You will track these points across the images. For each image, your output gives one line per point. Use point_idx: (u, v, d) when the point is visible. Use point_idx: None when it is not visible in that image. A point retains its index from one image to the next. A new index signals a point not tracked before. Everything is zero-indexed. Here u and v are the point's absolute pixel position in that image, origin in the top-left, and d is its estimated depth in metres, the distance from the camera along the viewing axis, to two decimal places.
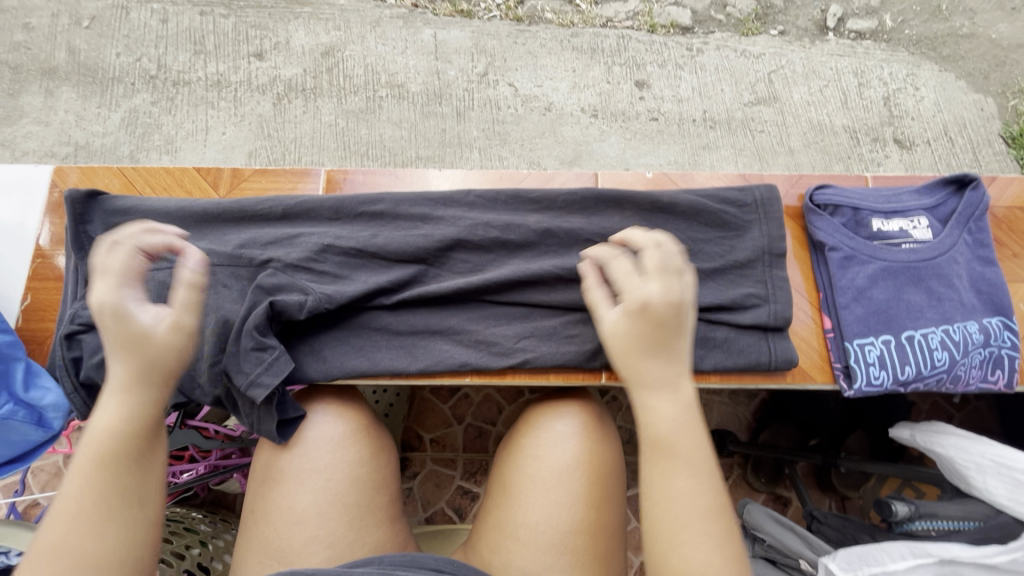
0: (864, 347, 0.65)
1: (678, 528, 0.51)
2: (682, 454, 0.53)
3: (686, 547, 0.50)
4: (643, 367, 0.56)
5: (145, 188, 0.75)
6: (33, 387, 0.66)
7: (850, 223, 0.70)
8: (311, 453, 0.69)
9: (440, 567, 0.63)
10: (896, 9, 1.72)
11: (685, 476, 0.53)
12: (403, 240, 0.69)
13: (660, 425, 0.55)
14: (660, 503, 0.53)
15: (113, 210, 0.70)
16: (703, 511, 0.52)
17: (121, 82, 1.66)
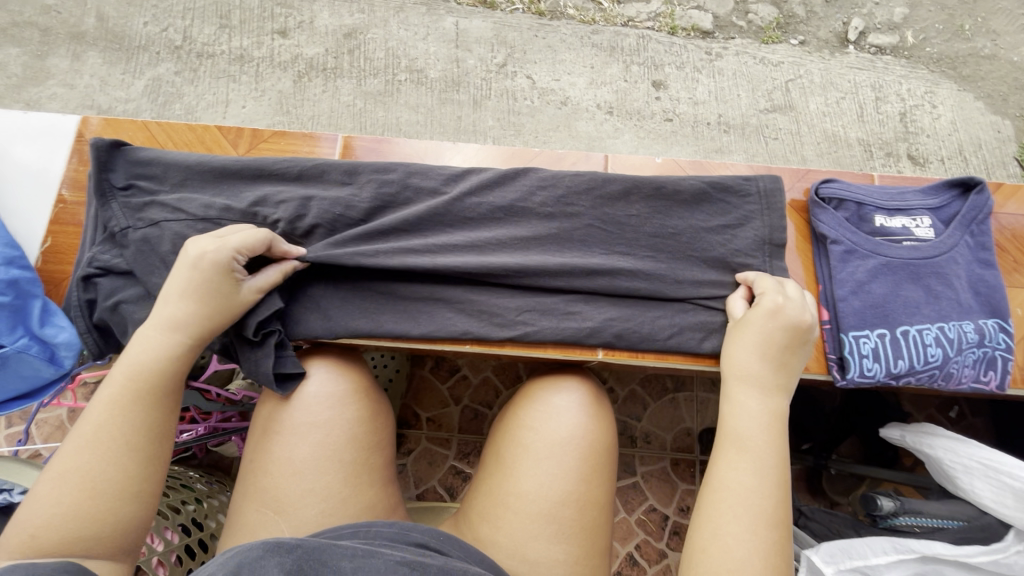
0: (859, 339, 0.66)
1: (724, 518, 0.55)
2: (748, 451, 0.58)
3: (727, 536, 0.54)
4: (744, 371, 0.62)
5: (168, 143, 0.77)
6: (49, 325, 0.67)
7: (853, 218, 0.71)
8: (310, 408, 0.71)
9: (427, 541, 0.63)
10: (919, 26, 1.72)
11: (747, 473, 0.57)
12: (413, 208, 0.69)
13: (737, 423, 0.60)
14: (718, 491, 0.57)
15: (136, 161, 0.72)
16: (749, 509, 0.55)
17: (147, 50, 1.69)
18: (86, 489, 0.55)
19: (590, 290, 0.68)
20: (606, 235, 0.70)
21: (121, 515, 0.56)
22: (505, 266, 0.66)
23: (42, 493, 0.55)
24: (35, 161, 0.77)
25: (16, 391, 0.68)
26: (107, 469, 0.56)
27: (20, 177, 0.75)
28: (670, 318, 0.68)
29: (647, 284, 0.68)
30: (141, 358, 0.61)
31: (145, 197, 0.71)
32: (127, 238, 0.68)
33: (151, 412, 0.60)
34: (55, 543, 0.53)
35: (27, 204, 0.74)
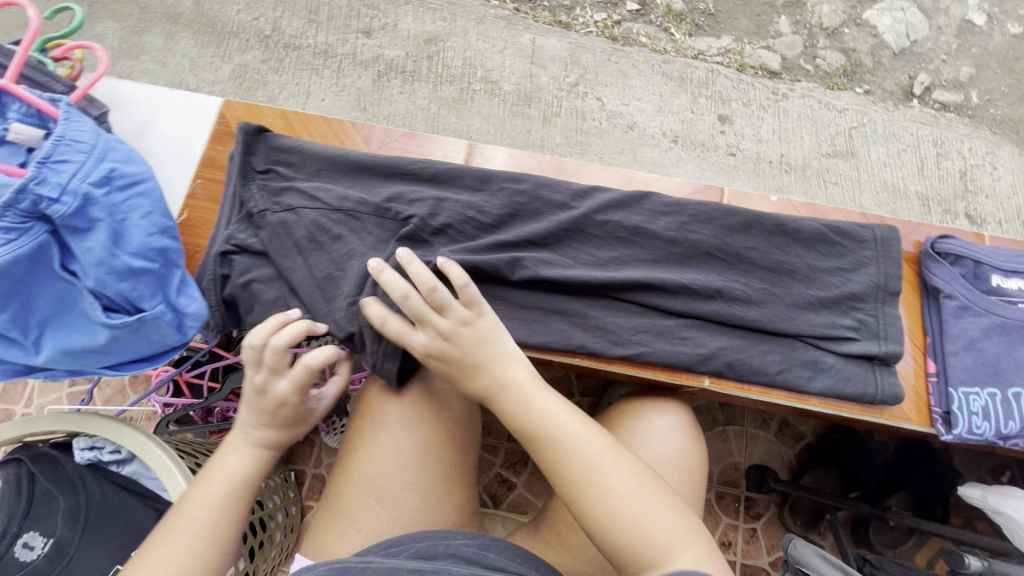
0: (969, 395, 0.69)
1: (592, 477, 0.57)
2: (552, 420, 0.61)
3: (605, 490, 0.56)
4: (474, 377, 0.64)
5: (308, 133, 0.84)
6: (184, 295, 0.68)
7: (969, 275, 0.74)
8: (417, 402, 0.73)
9: (507, 568, 0.61)
10: (984, 87, 1.72)
11: (569, 437, 0.59)
12: (539, 222, 0.73)
13: (523, 408, 0.62)
14: (586, 475, 0.58)
15: (276, 148, 0.77)
16: (601, 457, 0.59)
17: (239, 37, 1.74)
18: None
19: (704, 319, 0.71)
20: (721, 267, 0.72)
21: None
22: (628, 285, 0.70)
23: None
24: (182, 134, 0.82)
25: (138, 353, 0.69)
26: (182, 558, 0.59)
27: (172, 150, 0.81)
28: (780, 353, 0.71)
29: (761, 317, 0.70)
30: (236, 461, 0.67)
31: (282, 182, 0.75)
32: (263, 219, 0.72)
33: (233, 507, 0.65)
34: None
35: (172, 176, 0.80)
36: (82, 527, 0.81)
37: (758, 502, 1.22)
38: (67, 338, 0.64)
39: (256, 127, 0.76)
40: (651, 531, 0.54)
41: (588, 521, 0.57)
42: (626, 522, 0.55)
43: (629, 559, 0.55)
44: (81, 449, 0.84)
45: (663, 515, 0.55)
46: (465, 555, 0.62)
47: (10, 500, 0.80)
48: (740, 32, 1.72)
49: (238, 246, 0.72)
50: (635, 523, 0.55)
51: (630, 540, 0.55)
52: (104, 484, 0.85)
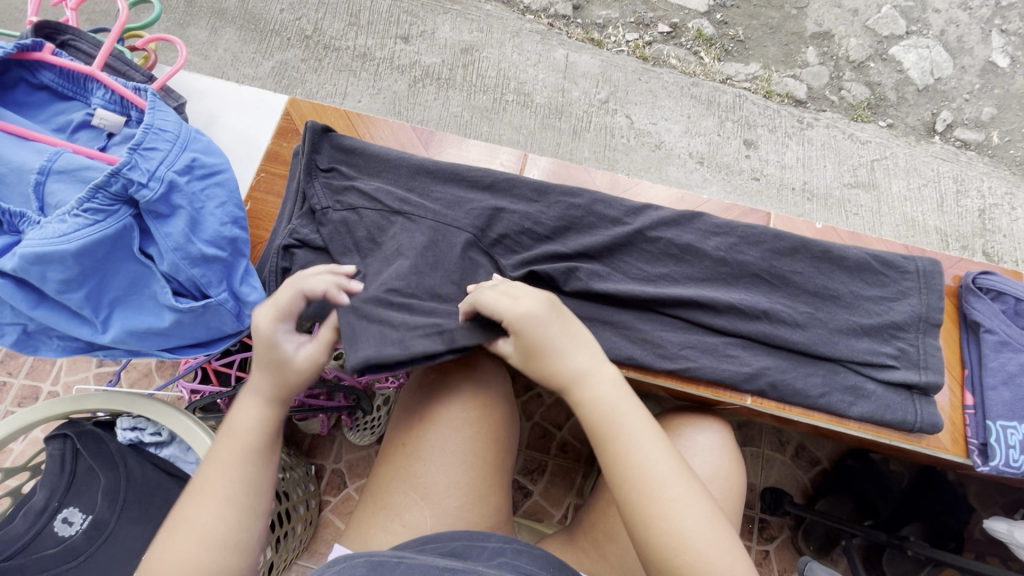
0: (1006, 429, 0.72)
1: (658, 495, 0.56)
2: (629, 427, 0.60)
3: (671, 510, 0.56)
4: (558, 364, 0.63)
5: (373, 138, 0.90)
6: (246, 284, 0.70)
7: (1009, 311, 0.78)
8: (466, 403, 0.75)
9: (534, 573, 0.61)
10: (1006, 127, 1.74)
11: (643, 449, 0.59)
12: (593, 236, 0.76)
13: (601, 408, 0.61)
14: (645, 484, 0.57)
15: (341, 148, 0.79)
16: (667, 477, 0.57)
17: (279, 35, 1.77)
18: (193, 540, 0.58)
19: (748, 338, 0.74)
20: (765, 290, 0.76)
21: (219, 562, 0.58)
22: (678, 301, 0.73)
23: (162, 542, 0.59)
24: (255, 133, 0.88)
25: (196, 338, 0.70)
26: (211, 524, 0.59)
27: (245, 147, 0.87)
28: (821, 376, 0.74)
29: (805, 339, 0.73)
30: (243, 417, 0.65)
31: (344, 181, 0.77)
32: (325, 216, 0.74)
33: (252, 466, 0.63)
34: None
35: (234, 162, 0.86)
36: (120, 508, 0.82)
37: (772, 525, 1.22)
38: (134, 319, 0.65)
39: (322, 126, 0.79)
40: (706, 563, 0.54)
41: (639, 530, 0.57)
42: (682, 548, 0.55)
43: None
44: (124, 429, 0.85)
45: (721, 548, 0.55)
46: (499, 559, 0.62)
47: (55, 474, 0.82)
48: (768, 60, 1.76)
49: (298, 241, 0.74)
50: (692, 551, 0.55)
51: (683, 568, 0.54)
52: (144, 465, 0.86)
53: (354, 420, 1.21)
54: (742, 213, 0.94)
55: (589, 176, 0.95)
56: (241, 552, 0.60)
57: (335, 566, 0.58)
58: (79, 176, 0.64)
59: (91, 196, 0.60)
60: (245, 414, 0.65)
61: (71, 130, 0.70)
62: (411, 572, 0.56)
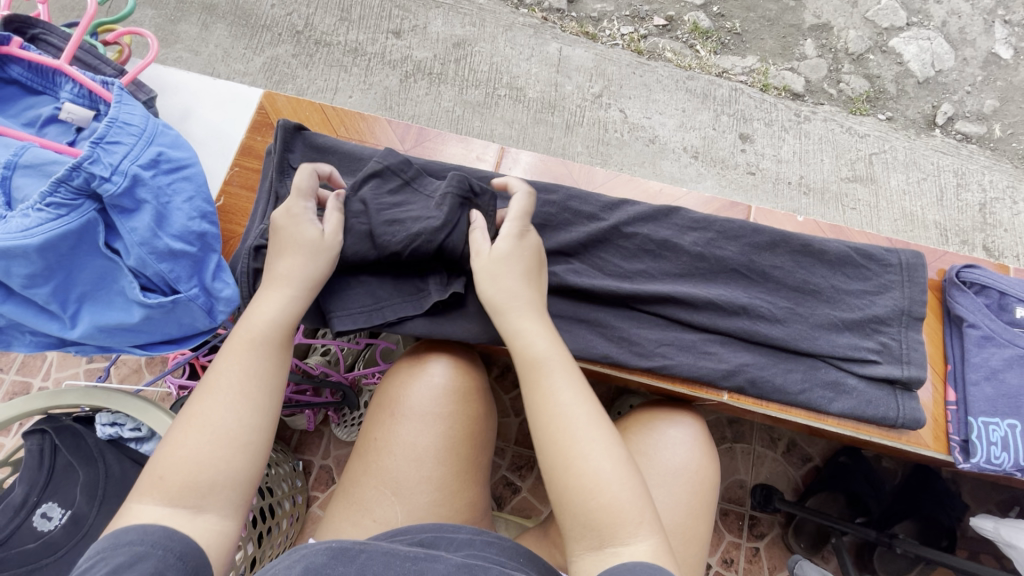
0: (988, 425, 0.71)
1: (573, 436, 0.57)
2: (551, 374, 0.61)
3: (590, 453, 0.56)
4: (507, 287, 0.65)
5: (347, 132, 0.90)
6: (218, 279, 0.70)
7: (993, 305, 0.77)
8: (437, 398, 0.74)
9: (504, 565, 0.60)
10: (1008, 120, 1.71)
11: (567, 389, 0.59)
12: (569, 232, 0.76)
13: (531, 349, 0.63)
14: (562, 428, 0.57)
15: (314, 148, 0.80)
16: (585, 422, 0.58)
17: (271, 31, 1.76)
18: (203, 437, 0.57)
19: (727, 334, 0.73)
20: (743, 286, 0.74)
21: (230, 460, 0.57)
22: (653, 298, 0.72)
23: (176, 437, 0.58)
24: (233, 130, 0.88)
25: (168, 335, 0.70)
26: (225, 418, 0.59)
27: (224, 143, 0.87)
28: (802, 372, 0.72)
29: (785, 334, 0.72)
30: (263, 315, 0.65)
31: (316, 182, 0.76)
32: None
33: (263, 359, 0.62)
34: (184, 483, 0.55)
35: (205, 158, 0.86)
36: (99, 502, 0.82)
37: (762, 522, 1.21)
38: (104, 316, 0.65)
39: (294, 124, 0.78)
40: (614, 507, 0.53)
41: (554, 473, 0.56)
42: (597, 492, 0.54)
43: (587, 531, 0.54)
44: (102, 425, 0.85)
45: (630, 492, 0.54)
46: (467, 551, 0.61)
47: (33, 470, 0.82)
48: (765, 52, 1.74)
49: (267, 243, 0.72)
50: (606, 494, 0.54)
51: (595, 511, 0.53)
52: (123, 461, 0.86)
53: (341, 415, 1.22)
54: (724, 208, 0.93)
55: (570, 171, 0.94)
56: (251, 451, 0.59)
57: (290, 556, 0.57)
58: (44, 171, 0.63)
59: (53, 190, 0.60)
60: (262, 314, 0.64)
61: (40, 125, 0.70)
62: (370, 561, 0.56)
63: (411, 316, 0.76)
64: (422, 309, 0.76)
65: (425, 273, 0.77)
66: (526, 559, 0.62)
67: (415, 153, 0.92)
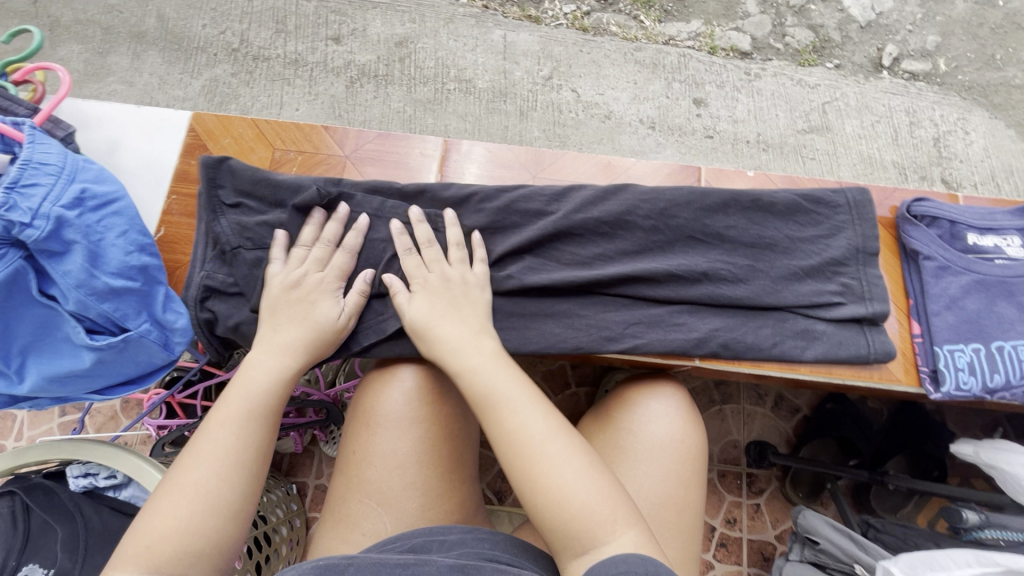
0: (954, 353, 0.71)
1: (536, 453, 0.57)
2: (507, 398, 0.60)
3: (552, 466, 0.55)
4: (444, 335, 0.65)
5: (283, 144, 0.87)
6: (170, 310, 0.68)
7: (946, 235, 0.78)
8: (412, 403, 0.73)
9: (499, 558, 0.60)
10: (951, 54, 1.74)
11: (521, 414, 0.59)
12: (521, 226, 0.74)
13: (478, 383, 0.62)
14: (524, 450, 0.57)
15: (244, 179, 0.74)
16: (547, 436, 0.58)
17: (205, 52, 1.71)
18: (199, 504, 0.56)
19: (694, 303, 0.73)
20: (702, 252, 0.74)
21: (223, 531, 0.56)
22: (615, 278, 0.71)
23: (157, 504, 0.56)
24: (167, 155, 0.85)
25: (125, 376, 0.69)
26: (220, 489, 0.57)
27: (160, 171, 0.84)
28: (771, 328, 0.72)
29: (748, 293, 0.72)
30: (259, 379, 0.64)
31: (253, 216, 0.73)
32: (236, 257, 0.71)
33: (264, 430, 0.62)
34: (172, 553, 0.53)
35: (144, 194, 0.83)
36: (83, 555, 0.79)
37: (761, 478, 1.22)
38: (52, 365, 0.63)
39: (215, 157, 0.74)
40: (587, 512, 0.53)
41: (525, 495, 0.56)
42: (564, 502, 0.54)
43: (566, 543, 0.53)
44: (77, 477, 0.85)
45: (599, 495, 0.54)
46: (459, 550, 0.61)
47: (6, 535, 0.78)
48: (709, 15, 1.74)
49: (212, 289, 0.71)
50: (576, 503, 0.53)
51: (569, 523, 0.53)
52: (102, 511, 0.84)
53: (328, 433, 1.21)
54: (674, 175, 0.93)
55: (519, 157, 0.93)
56: (242, 519, 0.58)
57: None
58: None
59: None
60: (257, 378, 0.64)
61: None
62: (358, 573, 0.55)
63: (377, 343, 0.74)
64: (386, 335, 0.73)
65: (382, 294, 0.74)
66: (520, 548, 0.63)
67: (358, 158, 0.89)
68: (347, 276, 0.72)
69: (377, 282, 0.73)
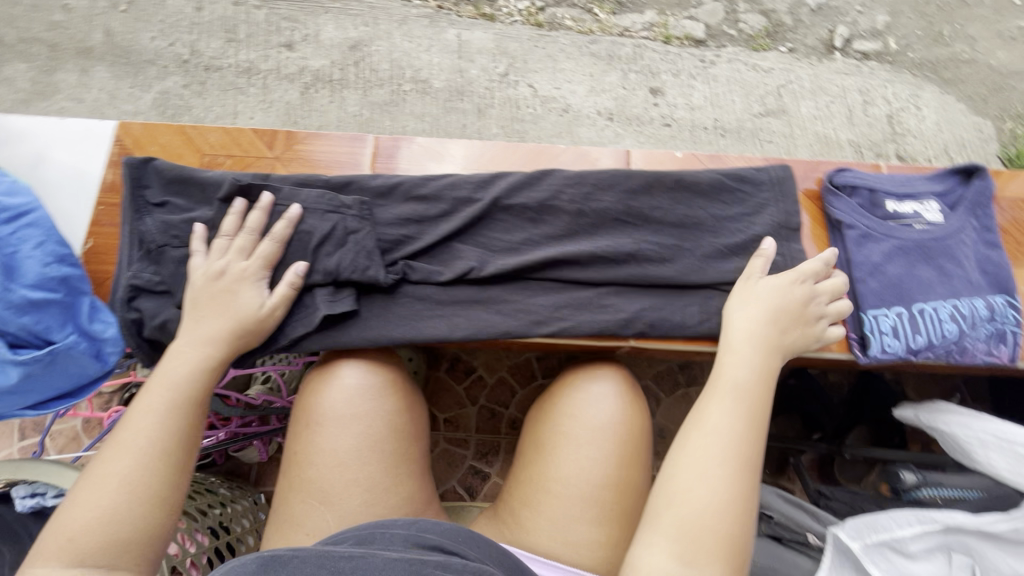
0: (879, 317, 0.73)
1: (707, 460, 0.62)
2: (717, 399, 0.66)
3: (711, 476, 0.61)
4: (787, 340, 0.70)
5: (209, 150, 0.87)
6: (96, 320, 0.72)
7: (867, 204, 0.79)
8: (352, 400, 0.73)
9: (444, 544, 0.61)
10: (900, 33, 1.78)
11: (717, 419, 0.64)
12: (450, 221, 0.78)
13: (729, 378, 0.67)
14: (702, 450, 0.62)
15: (169, 179, 0.77)
16: (722, 452, 0.62)
17: (155, 64, 1.69)
18: (121, 493, 0.60)
19: (620, 284, 0.76)
20: (628, 232, 0.78)
21: (145, 517, 0.60)
22: (541, 261, 0.75)
23: (81, 497, 0.60)
24: (92, 167, 0.85)
25: (59, 389, 0.71)
26: (139, 475, 0.61)
27: (85, 184, 0.84)
28: (698, 305, 0.76)
29: (674, 273, 0.76)
30: (178, 369, 0.68)
31: (179, 214, 0.76)
32: (163, 255, 0.74)
33: (184, 419, 0.65)
34: (96, 542, 0.57)
35: (72, 205, 0.83)
36: None
37: None
38: None
39: (138, 159, 0.77)
40: (717, 529, 0.58)
41: (674, 494, 0.61)
42: (708, 517, 0.58)
43: (693, 551, 0.57)
44: (23, 498, 0.83)
45: (728, 519, 0.58)
46: (414, 532, 0.62)
47: None
48: (662, 5, 1.76)
49: (140, 288, 0.73)
50: (716, 519, 0.58)
51: (702, 535, 0.57)
52: None
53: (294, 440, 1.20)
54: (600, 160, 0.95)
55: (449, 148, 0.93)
56: (166, 508, 0.61)
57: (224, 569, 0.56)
58: None
59: None
60: (178, 369, 0.68)
61: None
62: (300, 566, 0.54)
63: (306, 335, 0.74)
64: (313, 326, 0.74)
65: (311, 286, 0.75)
66: (464, 537, 0.62)
67: (286, 160, 0.88)
68: (272, 265, 0.74)
69: (310, 276, 0.74)
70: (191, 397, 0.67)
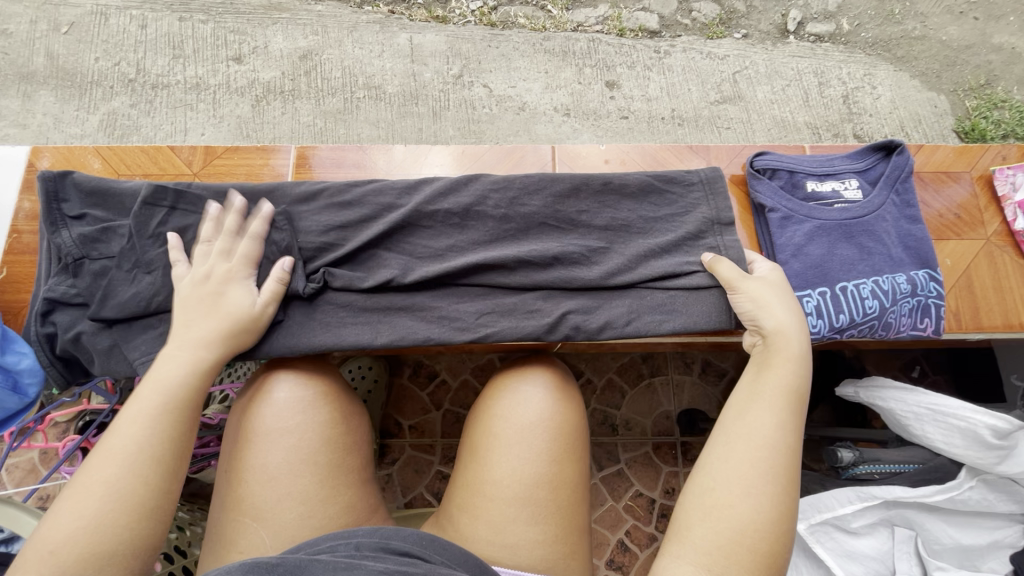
0: (802, 298, 0.75)
1: (749, 471, 0.60)
2: (766, 406, 0.63)
3: (756, 491, 0.58)
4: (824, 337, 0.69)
5: (125, 168, 0.92)
6: (9, 350, 0.78)
7: (788, 185, 0.82)
8: (281, 414, 0.72)
9: (410, 550, 0.60)
10: (852, 13, 1.79)
11: (766, 425, 0.62)
12: (372, 227, 0.78)
13: (779, 380, 0.64)
14: (750, 460, 0.60)
15: (87, 191, 0.77)
16: (767, 463, 0.60)
17: (101, 85, 1.67)
18: (106, 502, 0.57)
19: (550, 287, 0.76)
20: (555, 238, 0.78)
21: (137, 527, 0.57)
22: (466, 269, 0.75)
23: (64, 507, 0.57)
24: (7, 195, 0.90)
25: None
26: (127, 484, 0.58)
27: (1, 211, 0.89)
28: (625, 310, 0.76)
29: (600, 275, 0.76)
30: (170, 369, 0.65)
31: (99, 226, 0.76)
32: (81, 268, 0.74)
33: (174, 422, 0.62)
34: (80, 555, 0.55)
35: None
36: None
37: (696, 445, 1.21)
38: None
39: (51, 174, 0.76)
40: (760, 545, 0.57)
41: (718, 508, 0.59)
42: (749, 531, 0.57)
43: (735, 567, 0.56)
44: None
45: (768, 534, 0.57)
46: (376, 538, 0.61)
47: None
48: None
49: (57, 301, 0.73)
50: (756, 535, 0.57)
51: (745, 551, 0.56)
52: None
53: None
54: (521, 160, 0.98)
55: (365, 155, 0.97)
56: (159, 520, 0.59)
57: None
58: None
59: None
60: (170, 371, 0.65)
61: None
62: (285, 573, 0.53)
63: None
64: None
65: None
66: (428, 540, 0.62)
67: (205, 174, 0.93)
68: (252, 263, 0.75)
69: None
70: (178, 400, 0.64)
